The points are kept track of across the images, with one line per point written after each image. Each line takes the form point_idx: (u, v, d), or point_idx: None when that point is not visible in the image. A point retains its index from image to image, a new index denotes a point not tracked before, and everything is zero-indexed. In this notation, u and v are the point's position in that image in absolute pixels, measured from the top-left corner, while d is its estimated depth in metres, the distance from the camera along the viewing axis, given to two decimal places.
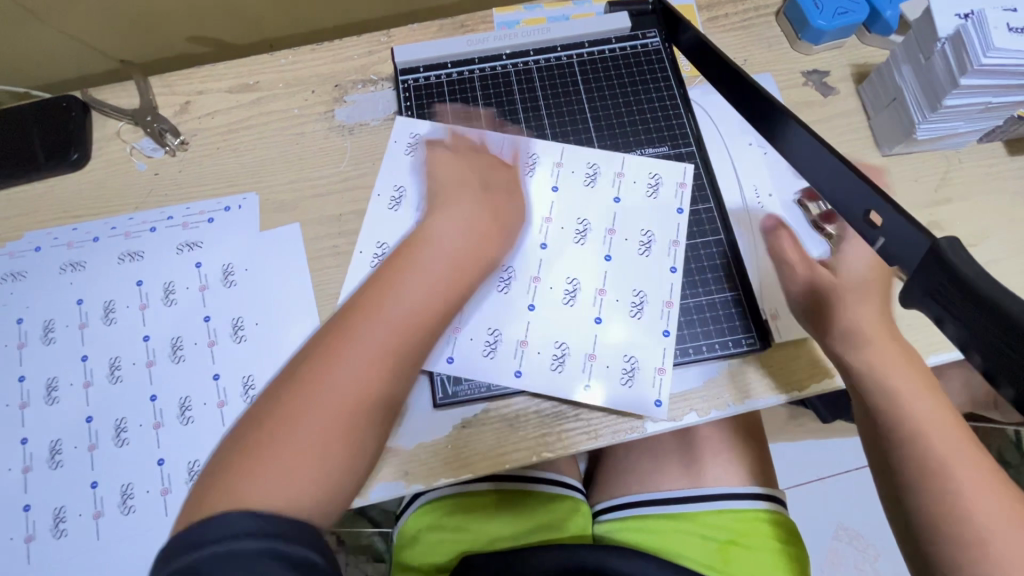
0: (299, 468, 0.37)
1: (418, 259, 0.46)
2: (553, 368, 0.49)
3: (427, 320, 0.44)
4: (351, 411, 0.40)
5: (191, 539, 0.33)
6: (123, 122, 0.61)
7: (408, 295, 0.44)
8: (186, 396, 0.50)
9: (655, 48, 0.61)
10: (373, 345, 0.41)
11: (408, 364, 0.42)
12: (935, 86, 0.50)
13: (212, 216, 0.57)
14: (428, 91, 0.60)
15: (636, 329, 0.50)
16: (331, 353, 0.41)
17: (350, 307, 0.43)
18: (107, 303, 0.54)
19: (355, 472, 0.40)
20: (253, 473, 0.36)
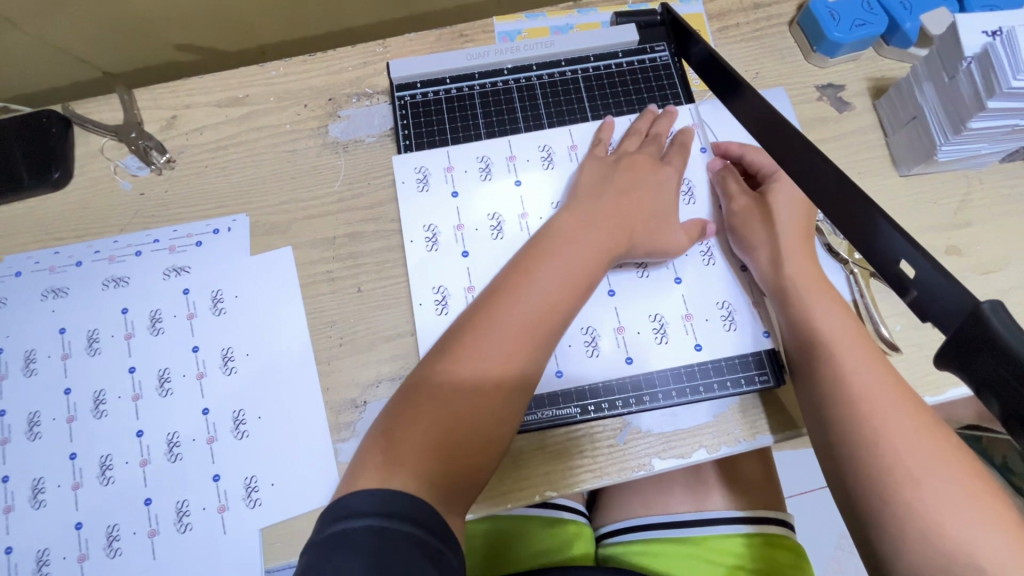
0: (427, 462, 0.39)
1: (556, 250, 0.46)
2: (589, 356, 0.49)
3: (563, 315, 0.45)
4: (474, 408, 0.41)
5: (344, 511, 0.35)
6: (106, 138, 0.58)
7: (552, 288, 0.44)
8: (174, 432, 0.48)
9: (664, 62, 0.59)
10: (495, 341, 0.42)
11: (530, 360, 0.43)
12: (959, 107, 0.47)
13: (200, 239, 0.54)
14: (426, 108, 0.57)
15: (641, 352, 0.49)
16: (457, 351, 0.43)
17: (495, 296, 0.45)
18: (90, 332, 0.51)
19: (482, 466, 0.41)
20: (389, 461, 0.39)
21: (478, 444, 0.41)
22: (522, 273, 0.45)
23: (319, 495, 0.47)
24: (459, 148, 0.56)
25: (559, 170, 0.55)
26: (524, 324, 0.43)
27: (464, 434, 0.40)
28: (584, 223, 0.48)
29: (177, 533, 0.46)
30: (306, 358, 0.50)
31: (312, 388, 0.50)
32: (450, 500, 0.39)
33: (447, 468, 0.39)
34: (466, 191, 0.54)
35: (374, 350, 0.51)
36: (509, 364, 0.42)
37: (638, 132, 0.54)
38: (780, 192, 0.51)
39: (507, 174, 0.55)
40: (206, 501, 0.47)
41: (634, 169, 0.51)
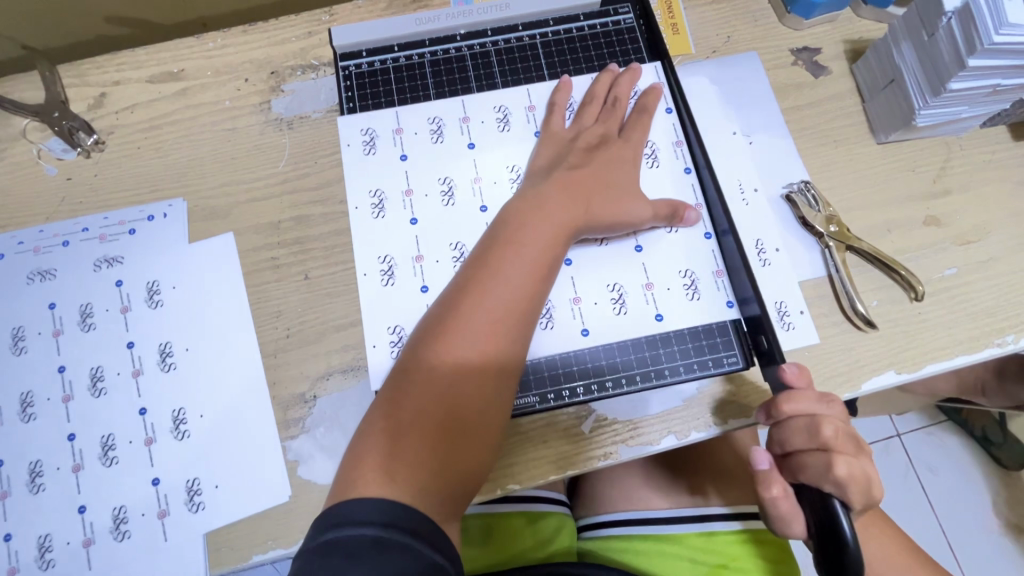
0: (420, 469, 0.37)
1: (519, 237, 0.44)
2: (543, 327, 0.46)
3: (538, 298, 0.43)
4: (460, 407, 0.39)
5: (334, 519, 0.34)
6: (28, 119, 0.54)
7: (519, 275, 0.42)
8: (109, 434, 0.45)
9: (628, 25, 0.55)
10: (469, 339, 0.40)
11: (517, 351, 0.41)
12: (940, 68, 0.44)
13: (133, 227, 0.50)
14: (373, 78, 0.53)
15: (599, 328, 0.46)
16: (428, 356, 0.40)
17: (459, 293, 0.42)
18: (15, 330, 0.48)
19: (481, 465, 0.39)
20: (371, 480, 0.36)
21: (465, 444, 0.39)
22: (489, 264, 0.43)
23: (268, 496, 0.44)
24: (408, 109, 0.52)
25: (516, 134, 0.51)
26: (503, 315, 0.41)
27: (453, 437, 0.38)
28: (548, 206, 0.45)
29: (116, 542, 0.43)
30: (250, 352, 0.47)
31: (258, 382, 0.46)
32: (449, 504, 0.38)
33: (438, 475, 0.37)
34: (415, 158, 0.51)
35: (324, 341, 0.47)
36: (489, 355, 0.40)
37: (594, 98, 0.51)
38: (835, 421, 0.40)
39: (462, 147, 0.51)
40: (146, 507, 0.44)
41: (590, 147, 0.49)
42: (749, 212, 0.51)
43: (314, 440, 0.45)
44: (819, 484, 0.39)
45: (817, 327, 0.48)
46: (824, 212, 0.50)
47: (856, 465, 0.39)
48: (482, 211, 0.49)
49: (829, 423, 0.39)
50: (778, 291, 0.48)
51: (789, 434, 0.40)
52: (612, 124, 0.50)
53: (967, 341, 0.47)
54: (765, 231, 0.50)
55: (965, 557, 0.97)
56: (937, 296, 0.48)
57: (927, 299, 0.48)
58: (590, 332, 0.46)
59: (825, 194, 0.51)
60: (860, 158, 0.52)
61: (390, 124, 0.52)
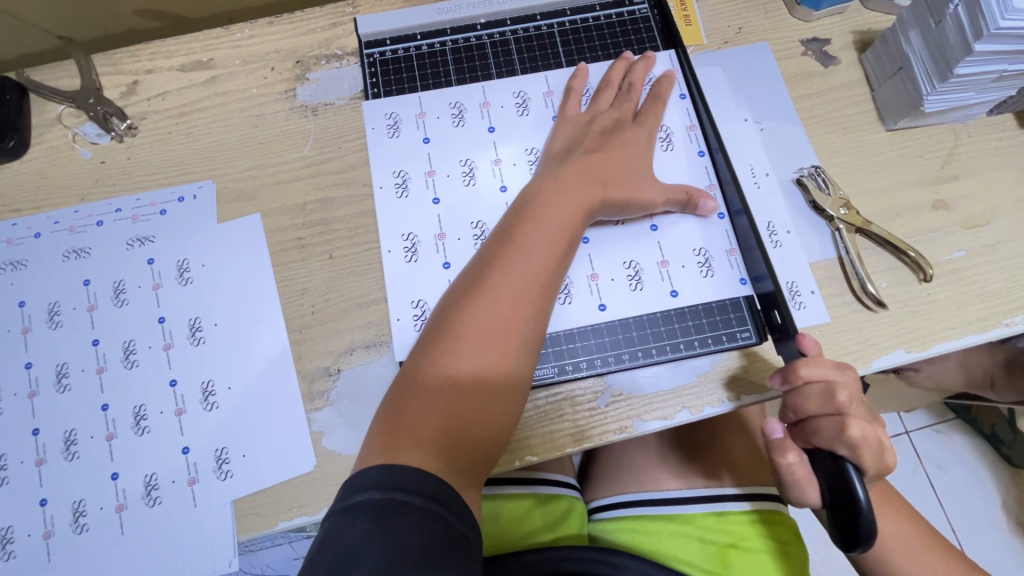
0: (444, 435, 0.38)
1: (537, 217, 0.45)
2: (561, 303, 0.48)
3: (557, 277, 0.44)
4: (484, 379, 0.40)
5: (356, 484, 0.34)
6: (64, 105, 0.56)
7: (537, 252, 0.44)
8: (141, 405, 0.47)
9: (643, 15, 0.57)
10: (489, 313, 0.42)
11: (537, 328, 0.43)
12: (947, 54, 0.46)
13: (164, 208, 0.52)
14: (395, 66, 0.55)
15: (614, 304, 0.48)
16: (450, 330, 0.42)
17: (479, 270, 0.44)
18: (51, 305, 0.49)
19: (502, 436, 0.41)
20: (396, 444, 0.38)
21: (486, 413, 0.40)
22: (510, 243, 0.44)
23: (293, 465, 0.45)
24: (430, 95, 0.54)
25: (534, 119, 0.53)
26: (524, 292, 0.43)
27: (474, 406, 0.40)
28: (564, 188, 0.46)
29: (147, 508, 0.44)
30: (277, 327, 0.49)
31: (283, 356, 0.48)
32: (472, 473, 0.39)
33: (460, 442, 0.39)
34: (436, 141, 0.52)
35: (347, 318, 0.49)
36: (508, 328, 0.42)
37: (609, 84, 0.53)
38: (849, 387, 0.41)
39: (481, 132, 0.53)
40: (176, 474, 0.45)
41: (605, 130, 0.50)
42: (761, 195, 0.52)
43: (338, 412, 0.47)
44: (832, 446, 0.41)
45: (828, 306, 0.49)
46: (835, 195, 0.51)
47: (867, 428, 0.41)
48: (502, 191, 0.51)
49: (844, 389, 0.41)
50: (790, 271, 0.50)
51: (804, 399, 0.42)
52: (627, 109, 0.52)
53: (975, 321, 0.48)
54: (777, 213, 0.51)
55: (974, 552, 0.97)
56: (946, 277, 0.49)
57: (936, 280, 0.49)
58: (607, 307, 0.48)
59: (835, 178, 0.53)
60: (868, 145, 0.53)
61: (412, 110, 0.53)
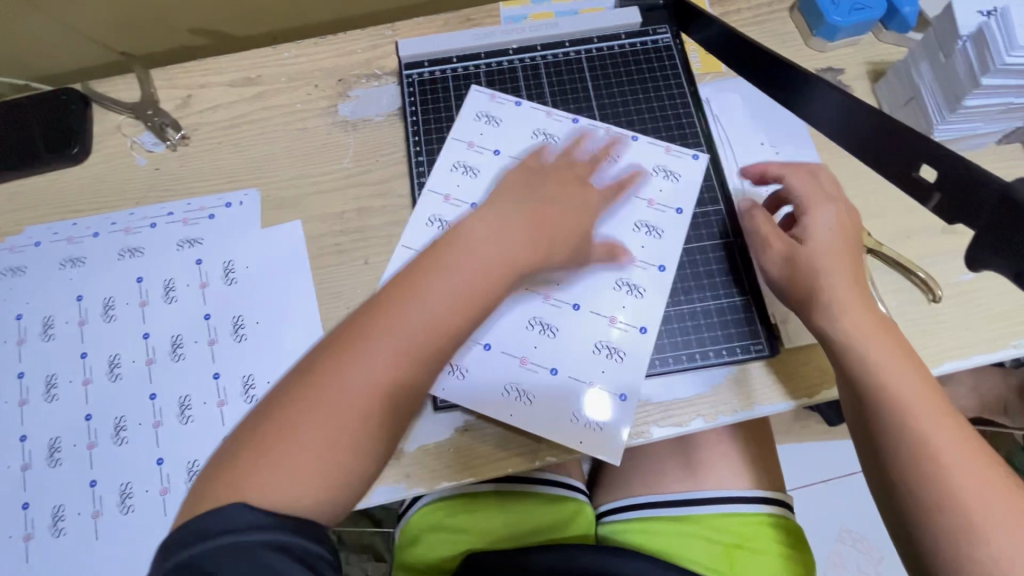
0: (315, 466, 0.36)
1: (466, 244, 0.44)
2: (526, 328, 0.49)
3: (471, 318, 0.43)
4: (362, 413, 0.38)
5: (201, 527, 0.33)
6: (124, 115, 0.60)
7: (457, 286, 0.42)
8: (186, 395, 0.50)
9: (666, 44, 0.60)
10: (390, 344, 0.39)
11: (428, 371, 0.41)
12: (955, 85, 0.48)
13: (213, 212, 0.56)
14: (433, 86, 0.59)
15: (573, 322, 0.50)
16: (347, 351, 0.39)
17: (394, 286, 0.42)
18: (107, 300, 0.53)
19: (371, 474, 0.39)
20: (261, 468, 0.36)
21: (365, 450, 0.38)
22: (429, 269, 0.42)
23: None
24: (452, 143, 0.57)
25: (563, 148, 0.56)
26: (425, 330, 0.40)
27: (350, 445, 0.37)
28: (497, 224, 0.45)
29: (189, 492, 0.47)
30: (316, 326, 0.52)
31: None
32: (332, 507, 0.37)
33: (331, 473, 0.37)
34: (454, 156, 0.56)
35: None
36: (408, 364, 0.40)
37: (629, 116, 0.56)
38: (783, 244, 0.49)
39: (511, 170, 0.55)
40: None
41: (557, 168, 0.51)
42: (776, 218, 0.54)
43: None
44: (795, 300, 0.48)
45: None
46: None
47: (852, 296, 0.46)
48: None
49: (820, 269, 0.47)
50: None
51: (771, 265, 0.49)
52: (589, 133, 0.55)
53: (984, 342, 0.50)
54: None
55: None
56: (955, 299, 0.51)
57: (944, 301, 0.51)
58: (581, 309, 0.50)
59: (849, 202, 0.55)
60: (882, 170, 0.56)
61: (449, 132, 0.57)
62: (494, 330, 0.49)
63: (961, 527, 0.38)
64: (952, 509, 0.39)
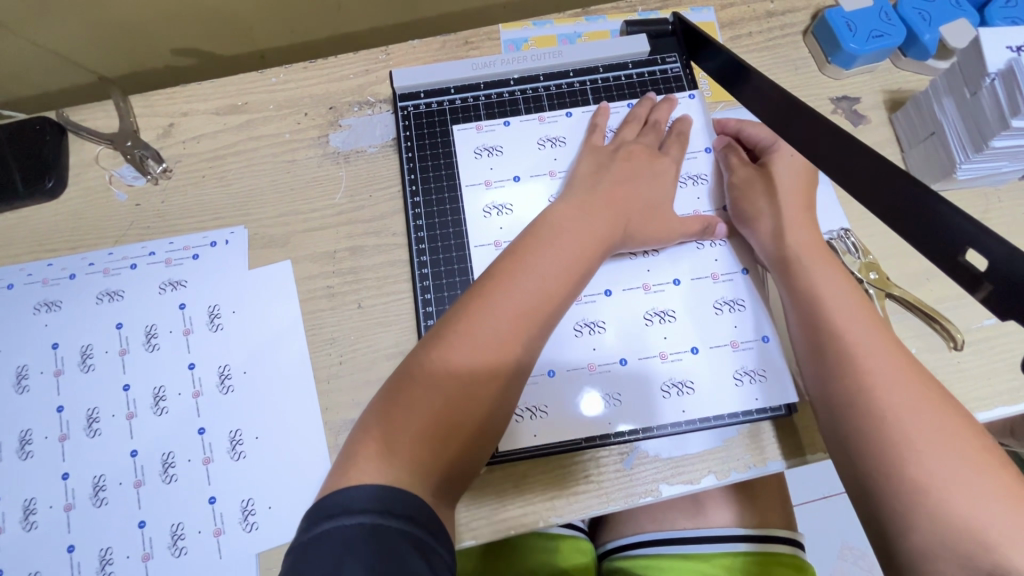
0: (421, 448, 0.37)
1: (551, 235, 0.45)
2: (646, 323, 0.49)
3: (567, 298, 0.44)
4: (465, 403, 0.39)
5: (326, 509, 0.33)
6: (102, 146, 0.57)
7: (550, 274, 0.43)
8: (169, 452, 0.47)
9: (675, 73, 0.57)
10: (494, 328, 0.41)
11: (533, 351, 0.42)
12: (982, 125, 0.46)
13: (197, 251, 0.53)
14: (430, 119, 0.56)
15: (677, 296, 0.49)
16: (449, 339, 0.40)
17: (488, 275, 0.43)
18: (84, 348, 0.50)
19: (471, 460, 0.39)
20: (374, 455, 0.36)
21: (461, 438, 0.39)
22: (521, 259, 0.44)
23: None
24: (470, 190, 0.54)
25: (572, 145, 0.54)
26: (523, 314, 0.41)
27: (448, 436, 0.38)
28: (577, 218, 0.46)
29: (172, 558, 0.45)
30: (306, 377, 0.49)
31: (313, 409, 0.48)
32: (444, 495, 0.38)
33: (437, 452, 0.37)
34: (466, 174, 0.54)
35: (375, 369, 0.49)
36: (508, 348, 0.41)
37: (636, 118, 0.54)
38: (752, 175, 0.51)
39: (546, 181, 0.53)
40: (202, 525, 0.45)
41: (630, 158, 0.51)
42: None
43: None
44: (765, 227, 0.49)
45: None
46: (863, 259, 0.51)
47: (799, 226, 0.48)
48: None
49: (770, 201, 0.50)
50: None
51: (744, 197, 0.51)
52: (651, 140, 0.52)
53: (1006, 392, 0.48)
54: None
55: None
56: (975, 345, 0.49)
57: (965, 348, 0.49)
58: (682, 283, 0.50)
59: (864, 240, 0.52)
60: None
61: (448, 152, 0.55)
62: (614, 340, 0.48)
63: (921, 479, 0.35)
64: (907, 462, 0.36)
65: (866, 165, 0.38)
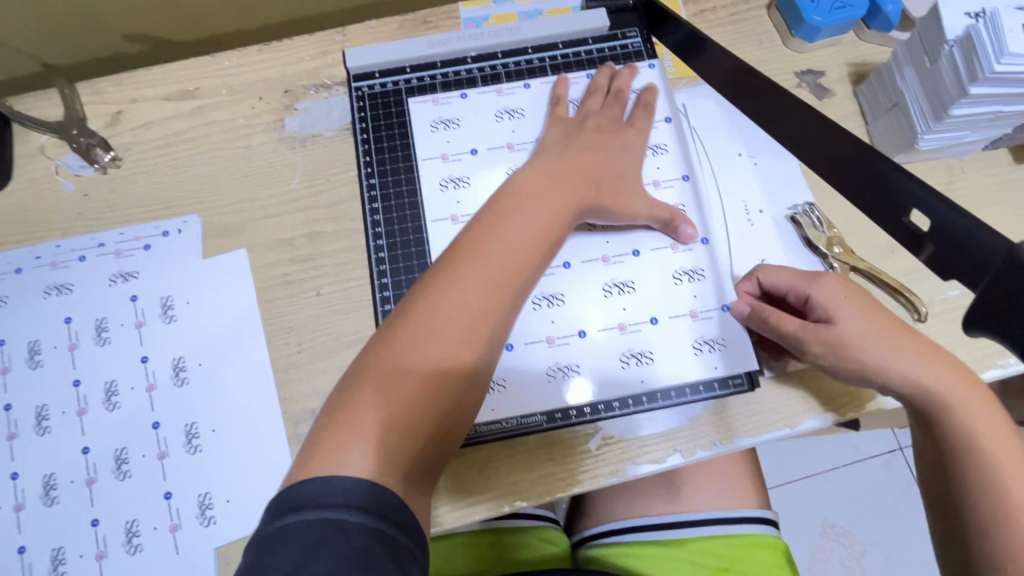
0: (390, 434, 0.35)
1: (521, 203, 0.43)
2: (605, 295, 0.48)
3: (539, 267, 0.42)
4: (435, 386, 0.37)
5: (291, 501, 0.31)
6: (47, 135, 0.55)
7: (519, 243, 0.41)
8: (122, 448, 0.46)
9: (635, 48, 0.56)
10: (463, 304, 0.38)
11: (508, 324, 0.41)
12: (941, 93, 0.45)
13: (149, 242, 0.51)
14: (385, 100, 0.54)
15: (637, 268, 0.49)
16: (413, 318, 0.38)
17: (455, 249, 0.41)
18: (32, 344, 0.48)
19: (444, 442, 0.38)
20: (341, 444, 0.34)
21: (432, 423, 0.37)
22: (487, 231, 0.41)
23: None
24: (427, 165, 0.53)
25: (531, 118, 0.53)
26: (497, 287, 0.40)
27: (419, 420, 0.36)
28: (545, 185, 0.44)
29: (128, 555, 0.44)
30: (263, 366, 0.48)
31: (271, 398, 0.47)
32: (416, 483, 0.36)
33: (407, 437, 0.35)
34: (422, 151, 0.53)
35: (334, 357, 0.48)
36: (478, 323, 0.39)
37: (598, 89, 0.53)
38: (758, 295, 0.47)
39: (503, 154, 0.52)
40: (158, 520, 0.44)
41: (600, 131, 0.49)
42: (755, 233, 0.51)
43: None
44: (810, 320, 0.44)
45: None
46: (828, 234, 0.51)
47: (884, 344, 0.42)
48: None
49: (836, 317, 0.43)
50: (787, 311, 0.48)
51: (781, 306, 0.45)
52: (614, 112, 0.51)
53: (970, 363, 0.47)
54: (770, 250, 0.50)
55: None
56: (938, 316, 0.49)
57: (929, 319, 0.49)
58: (641, 254, 0.49)
59: (829, 214, 0.52)
60: None
61: (404, 129, 0.54)
62: (573, 314, 0.48)
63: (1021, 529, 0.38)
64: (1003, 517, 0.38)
65: (806, 125, 0.44)
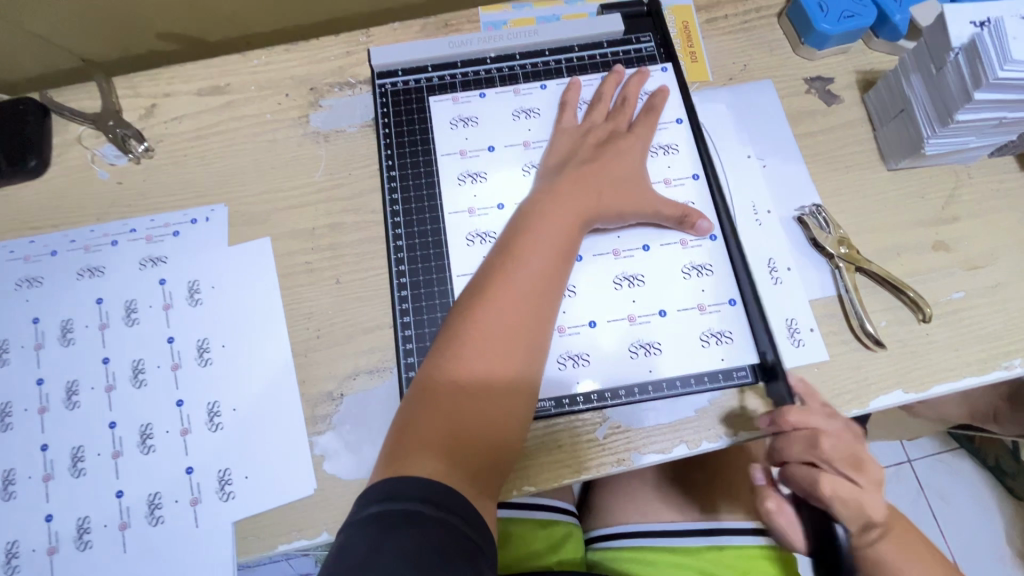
0: (439, 439, 0.39)
1: (540, 222, 0.47)
2: (615, 288, 0.49)
3: (563, 275, 0.46)
4: (478, 392, 0.41)
5: (365, 501, 0.35)
6: (84, 126, 0.57)
7: (539, 256, 0.45)
8: (147, 424, 0.48)
9: (648, 53, 0.58)
10: (493, 317, 0.42)
11: (548, 327, 0.44)
12: (947, 99, 0.47)
13: (178, 229, 0.54)
14: (407, 97, 0.57)
15: (647, 262, 0.50)
16: (450, 337, 0.43)
17: (484, 272, 0.45)
18: (64, 322, 0.51)
19: (499, 442, 0.40)
20: (402, 454, 0.38)
21: (481, 425, 0.40)
22: (511, 251, 0.45)
23: (293, 489, 0.46)
24: (445, 160, 0.55)
25: (546, 117, 0.55)
26: (531, 297, 0.44)
27: (468, 424, 0.40)
28: (562, 200, 0.47)
29: (149, 526, 0.45)
30: (284, 348, 0.50)
31: (290, 381, 0.49)
32: (478, 480, 0.39)
33: (457, 439, 0.39)
34: (441, 146, 0.55)
35: (352, 342, 0.50)
36: (511, 331, 0.42)
37: (603, 99, 0.54)
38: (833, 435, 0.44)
39: (519, 151, 0.54)
40: (179, 494, 0.46)
41: (604, 140, 0.52)
42: (764, 233, 0.53)
43: (340, 436, 0.47)
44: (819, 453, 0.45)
45: (827, 344, 0.49)
46: (834, 234, 0.52)
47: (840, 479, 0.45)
48: (500, 208, 0.53)
49: (827, 438, 0.44)
50: (793, 308, 0.50)
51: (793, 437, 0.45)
52: (621, 121, 0.53)
53: (974, 362, 0.48)
54: (777, 250, 0.52)
55: None
56: (944, 318, 0.50)
57: (934, 321, 0.50)
58: (650, 249, 0.51)
59: (836, 216, 0.53)
60: (870, 185, 0.54)
61: (423, 126, 0.56)
62: (584, 305, 0.49)
63: None
64: None
65: None
